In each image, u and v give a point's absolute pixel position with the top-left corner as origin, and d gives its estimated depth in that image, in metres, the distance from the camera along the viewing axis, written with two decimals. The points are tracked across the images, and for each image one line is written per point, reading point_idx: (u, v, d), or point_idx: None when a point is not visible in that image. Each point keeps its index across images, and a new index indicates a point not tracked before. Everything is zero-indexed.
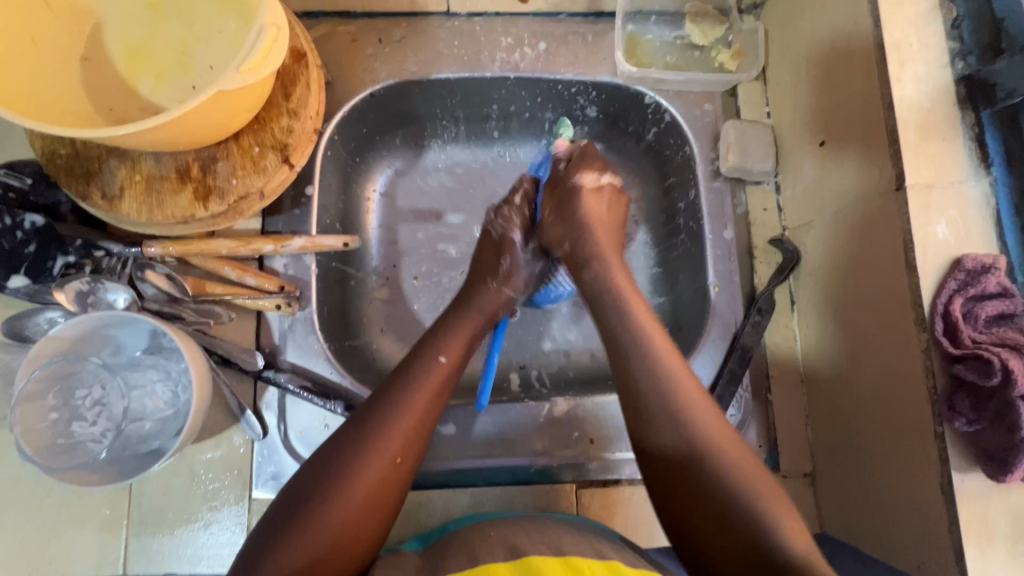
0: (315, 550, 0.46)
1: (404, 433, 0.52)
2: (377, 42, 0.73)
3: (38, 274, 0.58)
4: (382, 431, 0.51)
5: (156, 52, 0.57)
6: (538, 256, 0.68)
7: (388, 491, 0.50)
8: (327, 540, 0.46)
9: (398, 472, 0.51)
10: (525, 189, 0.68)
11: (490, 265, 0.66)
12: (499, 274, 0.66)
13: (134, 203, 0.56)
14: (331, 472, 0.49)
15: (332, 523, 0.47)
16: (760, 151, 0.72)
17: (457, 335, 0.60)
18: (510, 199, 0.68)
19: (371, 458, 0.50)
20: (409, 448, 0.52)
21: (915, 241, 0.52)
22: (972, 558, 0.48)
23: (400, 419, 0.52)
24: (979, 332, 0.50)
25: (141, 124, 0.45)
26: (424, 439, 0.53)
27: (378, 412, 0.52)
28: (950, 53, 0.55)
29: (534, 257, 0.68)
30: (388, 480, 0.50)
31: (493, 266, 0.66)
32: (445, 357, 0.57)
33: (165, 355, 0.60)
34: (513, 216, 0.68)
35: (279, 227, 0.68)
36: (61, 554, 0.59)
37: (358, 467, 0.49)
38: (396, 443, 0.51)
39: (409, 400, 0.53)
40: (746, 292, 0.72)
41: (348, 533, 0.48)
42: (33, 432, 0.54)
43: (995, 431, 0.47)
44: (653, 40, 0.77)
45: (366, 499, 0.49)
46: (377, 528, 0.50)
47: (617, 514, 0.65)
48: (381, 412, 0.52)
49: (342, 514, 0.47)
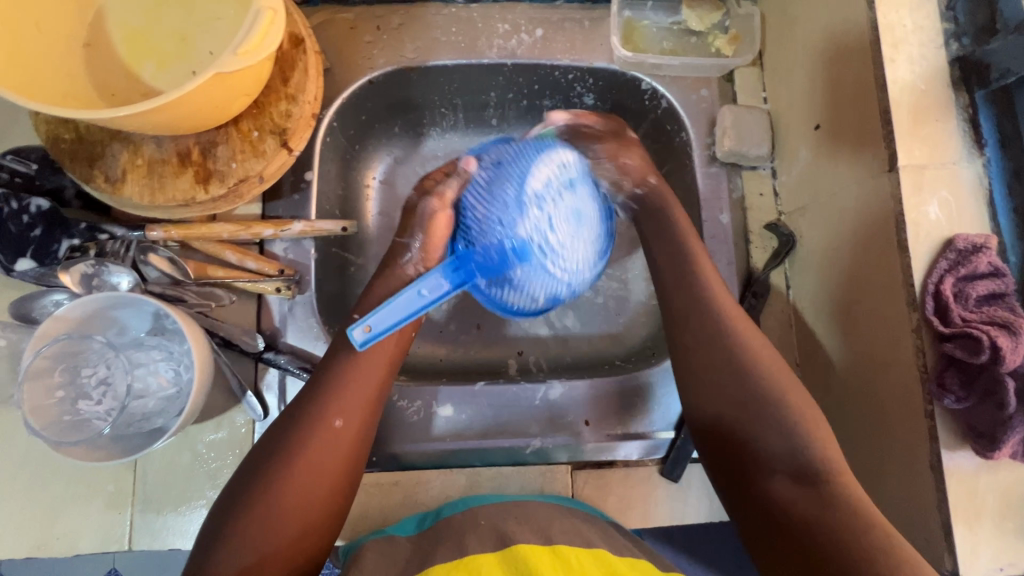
0: (276, 520, 0.48)
1: (342, 397, 0.53)
2: (375, 29, 0.74)
3: (44, 258, 0.60)
4: (319, 397, 0.53)
5: (156, 38, 0.58)
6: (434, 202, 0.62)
7: (336, 456, 0.52)
8: (286, 509, 0.49)
9: (342, 434, 0.52)
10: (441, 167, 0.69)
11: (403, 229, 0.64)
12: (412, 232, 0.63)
13: (136, 186, 0.57)
14: (279, 444, 0.51)
15: (284, 490, 0.49)
16: (755, 137, 0.72)
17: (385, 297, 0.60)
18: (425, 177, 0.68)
19: (312, 425, 0.51)
20: (351, 410, 0.53)
21: (906, 222, 0.52)
22: (959, 534, 0.49)
23: (333, 386, 0.53)
24: (970, 311, 0.50)
25: (140, 106, 0.46)
26: (365, 397, 0.54)
27: (315, 381, 0.54)
28: (944, 34, 0.55)
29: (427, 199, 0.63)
30: (335, 445, 0.52)
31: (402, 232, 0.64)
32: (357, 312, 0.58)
33: (167, 337, 0.61)
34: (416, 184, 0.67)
35: (279, 213, 0.69)
36: (68, 531, 0.61)
37: (302, 436, 0.51)
38: (331, 406, 0.52)
39: (341, 364, 0.54)
40: (742, 276, 0.72)
41: (305, 497, 0.49)
42: (40, 409, 0.55)
43: (984, 408, 0.48)
44: (649, 26, 0.77)
45: (315, 465, 0.50)
46: (335, 492, 0.51)
47: (612, 494, 0.66)
48: (319, 380, 0.54)
49: (295, 481, 0.49)
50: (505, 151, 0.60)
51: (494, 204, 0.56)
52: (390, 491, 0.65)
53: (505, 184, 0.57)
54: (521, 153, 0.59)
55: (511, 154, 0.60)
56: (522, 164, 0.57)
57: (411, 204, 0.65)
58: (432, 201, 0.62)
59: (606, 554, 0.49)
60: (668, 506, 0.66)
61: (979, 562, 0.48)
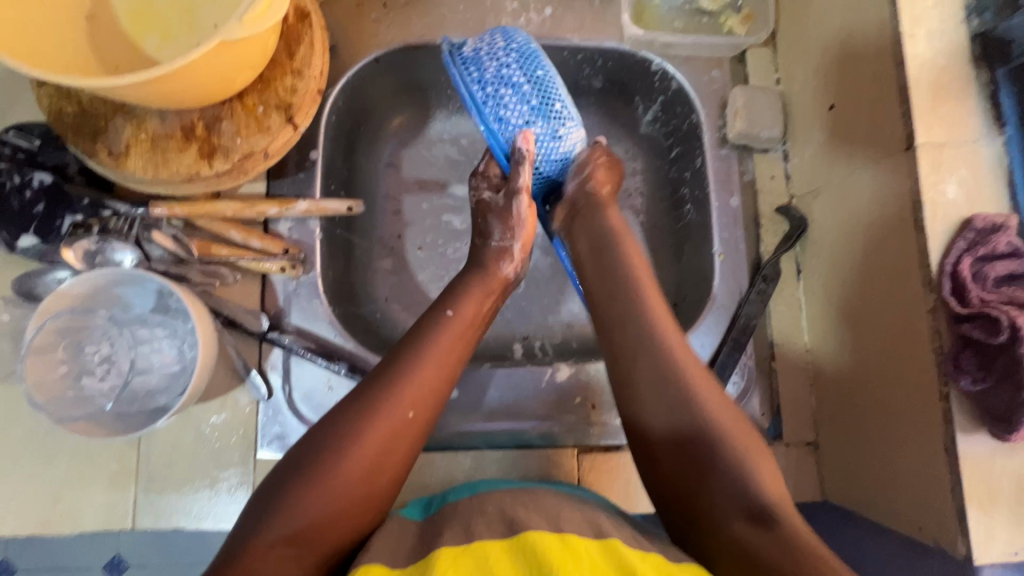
0: (331, 499, 0.46)
1: (417, 388, 0.52)
2: (381, 7, 0.73)
3: (47, 233, 0.60)
4: (394, 386, 0.51)
5: (160, 10, 0.57)
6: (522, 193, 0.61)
7: (402, 446, 0.50)
8: (344, 489, 0.47)
9: (411, 426, 0.51)
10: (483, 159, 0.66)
11: (482, 230, 0.65)
12: (496, 232, 0.64)
13: (139, 161, 0.56)
14: (349, 421, 0.49)
15: (347, 473, 0.47)
16: (768, 118, 0.71)
17: (470, 294, 0.60)
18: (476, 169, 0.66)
19: (388, 409, 0.50)
20: (423, 403, 0.52)
21: (924, 201, 0.51)
22: (974, 519, 0.48)
23: (413, 376, 0.52)
24: (988, 291, 0.49)
25: (144, 75, 0.45)
26: (439, 395, 0.53)
27: (392, 369, 0.53)
28: (965, 10, 0.54)
29: (514, 196, 0.62)
30: (404, 435, 0.50)
31: (485, 231, 0.65)
32: (452, 311, 0.58)
33: (171, 315, 0.60)
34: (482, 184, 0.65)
35: (283, 191, 0.68)
36: (71, 508, 0.60)
37: (372, 420, 0.49)
38: (410, 397, 0.51)
39: (422, 354, 0.54)
40: (752, 260, 0.71)
41: (366, 479, 0.48)
42: (44, 383, 0.55)
43: (1001, 390, 0.47)
44: (660, 6, 0.75)
45: (382, 450, 0.49)
46: (391, 481, 0.50)
47: (619, 480, 0.65)
48: (393, 368, 0.53)
49: (358, 463, 0.48)
50: (517, 78, 0.58)
51: (567, 142, 0.62)
52: None
53: (559, 114, 0.61)
54: (534, 73, 0.59)
55: (529, 87, 0.59)
56: (553, 88, 0.60)
57: (495, 202, 0.64)
58: (521, 195, 0.61)
59: (620, 547, 0.47)
60: None
61: (993, 546, 0.48)
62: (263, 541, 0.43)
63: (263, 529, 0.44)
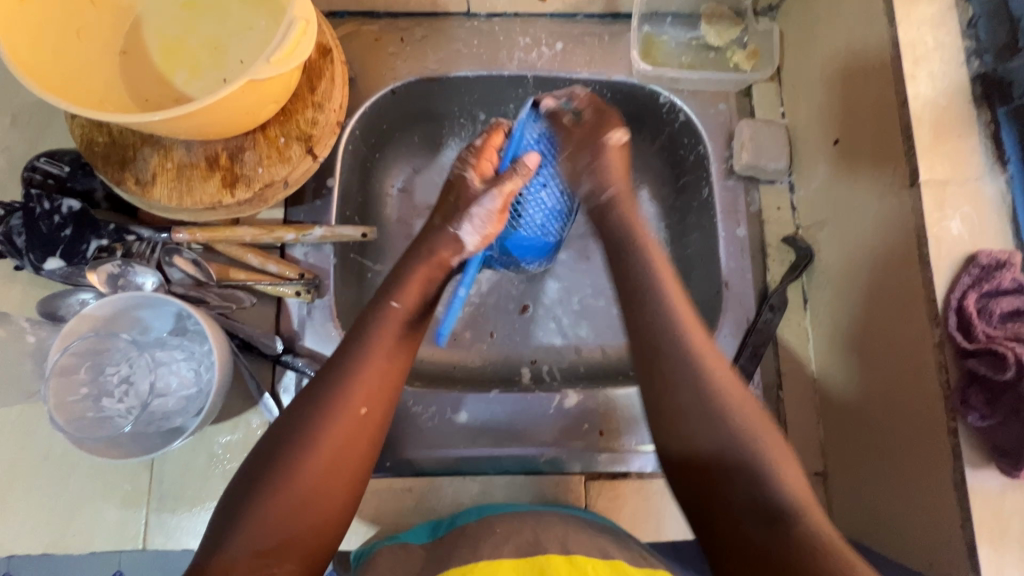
0: (294, 511, 0.47)
1: (367, 384, 0.52)
2: (399, 41, 0.75)
3: (73, 257, 0.62)
4: (342, 385, 0.51)
5: (188, 46, 0.59)
6: (490, 192, 0.61)
7: (359, 444, 0.50)
8: (301, 498, 0.47)
9: (365, 424, 0.51)
10: (489, 134, 0.65)
11: (445, 209, 0.64)
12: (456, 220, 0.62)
13: (164, 189, 0.58)
14: (300, 431, 0.49)
15: (301, 483, 0.47)
16: (773, 150, 0.73)
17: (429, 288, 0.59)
18: (474, 142, 0.65)
19: (336, 409, 0.50)
20: (375, 397, 0.52)
21: (928, 237, 0.52)
22: (985, 556, 0.48)
23: (360, 373, 0.52)
24: (994, 327, 0.49)
25: (174, 111, 0.47)
26: (392, 387, 0.53)
27: (340, 368, 0.52)
28: (966, 51, 0.56)
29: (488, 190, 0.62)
30: (358, 433, 0.50)
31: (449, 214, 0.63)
32: (397, 302, 0.56)
33: (189, 338, 0.62)
34: (471, 158, 0.64)
35: (300, 218, 0.70)
36: (84, 528, 0.61)
37: (325, 421, 0.49)
38: (359, 394, 0.51)
39: (370, 349, 0.53)
40: (758, 290, 0.72)
41: (323, 487, 0.48)
42: (64, 405, 0.56)
43: (1009, 426, 0.47)
44: (668, 41, 0.78)
45: (335, 455, 0.49)
46: (352, 484, 0.50)
47: (626, 506, 0.66)
48: (341, 364, 0.52)
49: (312, 470, 0.48)
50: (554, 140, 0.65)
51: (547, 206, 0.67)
52: (403, 497, 0.66)
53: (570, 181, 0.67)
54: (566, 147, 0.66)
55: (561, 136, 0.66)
56: None
57: (470, 185, 0.63)
58: (492, 195, 0.61)
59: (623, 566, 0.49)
60: (682, 520, 0.65)
61: None
62: (226, 557, 0.44)
63: (224, 547, 0.45)
